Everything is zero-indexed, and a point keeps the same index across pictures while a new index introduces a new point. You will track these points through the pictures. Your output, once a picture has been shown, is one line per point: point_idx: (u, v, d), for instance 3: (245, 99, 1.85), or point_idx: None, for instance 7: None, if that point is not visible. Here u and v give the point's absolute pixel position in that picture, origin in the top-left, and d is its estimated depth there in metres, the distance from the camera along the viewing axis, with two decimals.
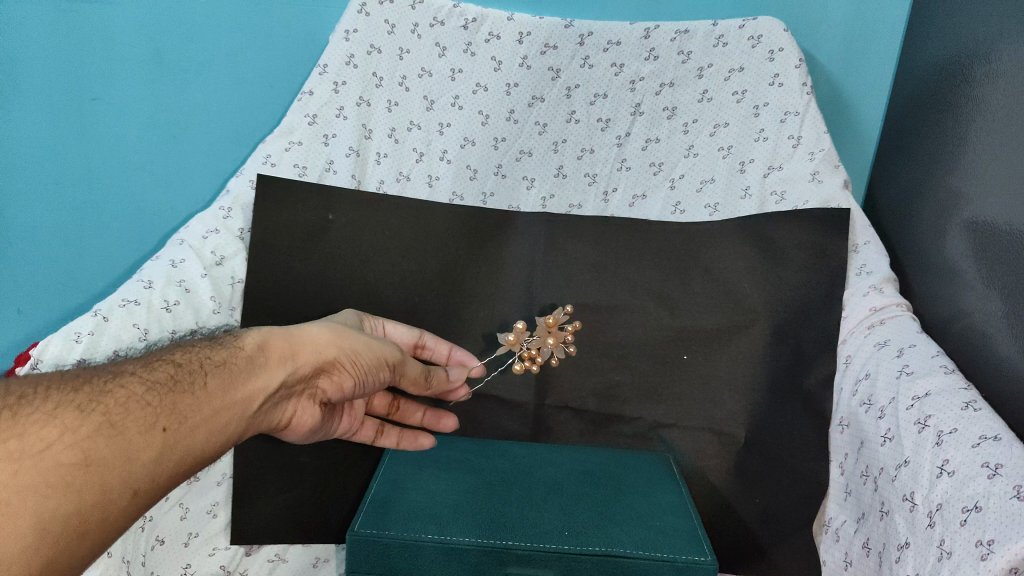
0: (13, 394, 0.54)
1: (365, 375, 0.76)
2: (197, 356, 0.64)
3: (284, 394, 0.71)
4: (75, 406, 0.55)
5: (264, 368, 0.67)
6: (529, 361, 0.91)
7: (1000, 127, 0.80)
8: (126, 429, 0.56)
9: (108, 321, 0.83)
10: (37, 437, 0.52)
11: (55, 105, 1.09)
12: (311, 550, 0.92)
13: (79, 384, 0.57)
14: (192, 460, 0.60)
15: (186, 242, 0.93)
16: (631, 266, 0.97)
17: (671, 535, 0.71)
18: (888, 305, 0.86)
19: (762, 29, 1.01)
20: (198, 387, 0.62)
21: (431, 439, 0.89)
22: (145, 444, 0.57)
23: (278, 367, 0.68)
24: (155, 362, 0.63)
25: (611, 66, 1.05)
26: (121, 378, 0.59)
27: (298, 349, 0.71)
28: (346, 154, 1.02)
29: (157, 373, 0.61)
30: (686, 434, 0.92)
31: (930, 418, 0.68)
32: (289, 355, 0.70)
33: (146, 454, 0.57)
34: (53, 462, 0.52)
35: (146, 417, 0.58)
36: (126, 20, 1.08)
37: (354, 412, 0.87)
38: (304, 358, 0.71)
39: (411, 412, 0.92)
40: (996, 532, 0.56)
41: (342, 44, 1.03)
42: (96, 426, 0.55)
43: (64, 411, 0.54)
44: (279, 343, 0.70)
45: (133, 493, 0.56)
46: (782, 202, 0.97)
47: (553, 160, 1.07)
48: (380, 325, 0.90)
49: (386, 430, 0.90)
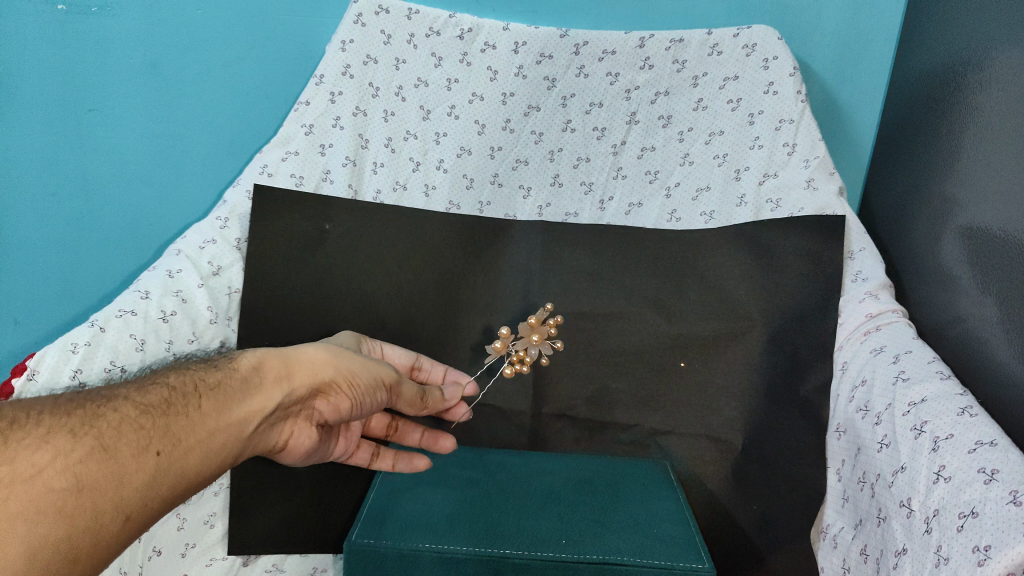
0: (6, 420, 0.54)
1: (361, 396, 0.75)
2: (192, 378, 0.65)
3: (280, 416, 0.71)
4: (67, 430, 0.55)
5: (260, 389, 0.67)
6: (518, 363, 0.91)
7: (994, 134, 0.81)
8: (118, 454, 0.56)
9: (105, 332, 0.80)
10: (27, 463, 0.52)
11: (52, 118, 1.10)
12: (308, 560, 0.92)
13: (71, 409, 0.57)
14: (186, 483, 0.60)
15: (183, 252, 0.91)
16: (629, 273, 0.98)
17: (669, 543, 0.71)
18: (883, 312, 0.85)
19: (756, 37, 1.02)
20: (192, 409, 0.62)
21: (427, 460, 0.86)
22: (137, 467, 0.56)
23: (273, 388, 0.68)
24: (149, 384, 0.63)
25: (606, 75, 1.06)
26: (114, 402, 0.59)
27: (293, 370, 0.71)
28: (342, 164, 1.02)
29: (150, 397, 0.61)
30: (683, 442, 0.92)
31: (926, 424, 0.68)
32: (285, 376, 0.70)
33: (139, 478, 0.56)
34: (44, 487, 0.52)
35: (140, 440, 0.58)
36: (123, 32, 1.08)
37: (348, 435, 0.87)
38: (299, 379, 0.71)
39: (407, 433, 0.91)
40: (992, 538, 0.55)
41: (338, 54, 1.04)
42: (87, 450, 0.55)
43: (56, 436, 0.54)
44: (274, 363, 0.70)
45: (125, 519, 0.55)
46: (778, 209, 0.97)
47: (549, 169, 1.08)
48: (377, 347, 0.91)
49: (381, 453, 0.88)
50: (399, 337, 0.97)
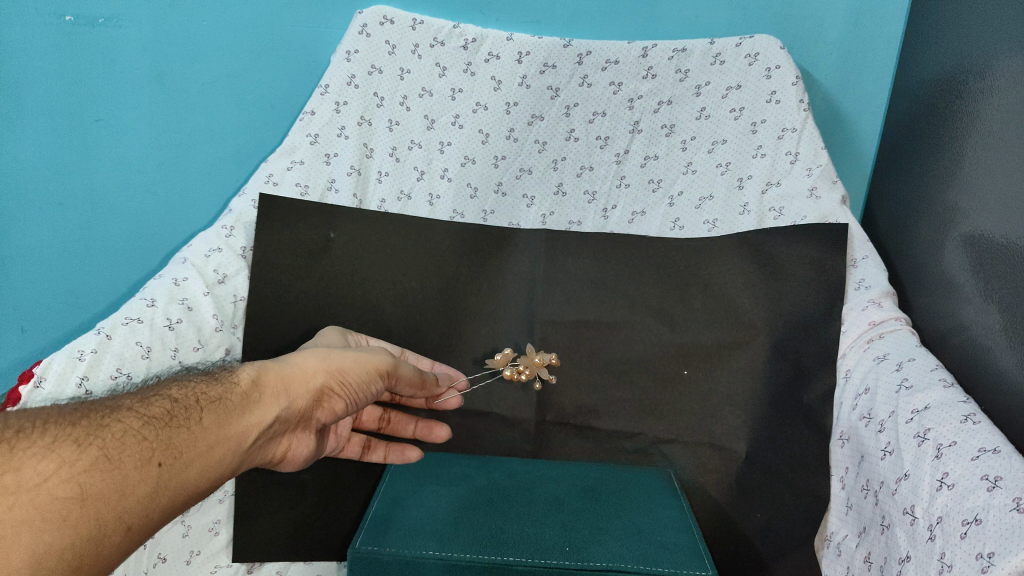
0: (11, 428, 0.54)
1: (357, 392, 0.77)
2: (193, 391, 0.65)
3: (279, 430, 0.72)
4: (72, 440, 0.56)
5: (260, 404, 0.68)
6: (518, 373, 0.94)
7: (996, 142, 0.81)
8: (121, 464, 0.56)
9: (111, 339, 0.79)
10: (33, 471, 0.52)
11: (58, 127, 1.10)
12: (312, 568, 0.91)
13: (76, 418, 0.58)
14: (185, 496, 0.60)
15: (189, 261, 0.91)
16: (631, 281, 0.99)
17: (672, 550, 0.71)
18: (886, 319, 0.85)
19: (759, 47, 1.02)
20: (193, 422, 0.62)
21: (419, 453, 0.90)
22: (140, 479, 0.57)
23: (272, 402, 0.69)
24: (153, 397, 0.63)
25: (610, 85, 1.06)
26: (118, 413, 0.60)
27: (291, 383, 0.71)
28: (347, 173, 1.03)
29: (153, 408, 0.62)
30: (687, 450, 0.92)
31: (929, 431, 0.68)
32: (283, 389, 0.70)
33: (141, 489, 0.57)
34: (49, 496, 0.52)
35: (143, 451, 0.58)
36: (130, 43, 1.08)
37: (339, 433, 0.88)
38: (297, 392, 0.71)
39: (400, 424, 0.94)
40: (996, 545, 0.56)
41: (344, 65, 1.05)
42: (92, 460, 0.55)
43: (61, 445, 0.55)
44: (272, 377, 0.70)
45: (126, 529, 0.56)
46: (781, 218, 0.98)
47: (553, 178, 1.08)
48: (364, 339, 0.93)
49: (372, 445, 0.91)
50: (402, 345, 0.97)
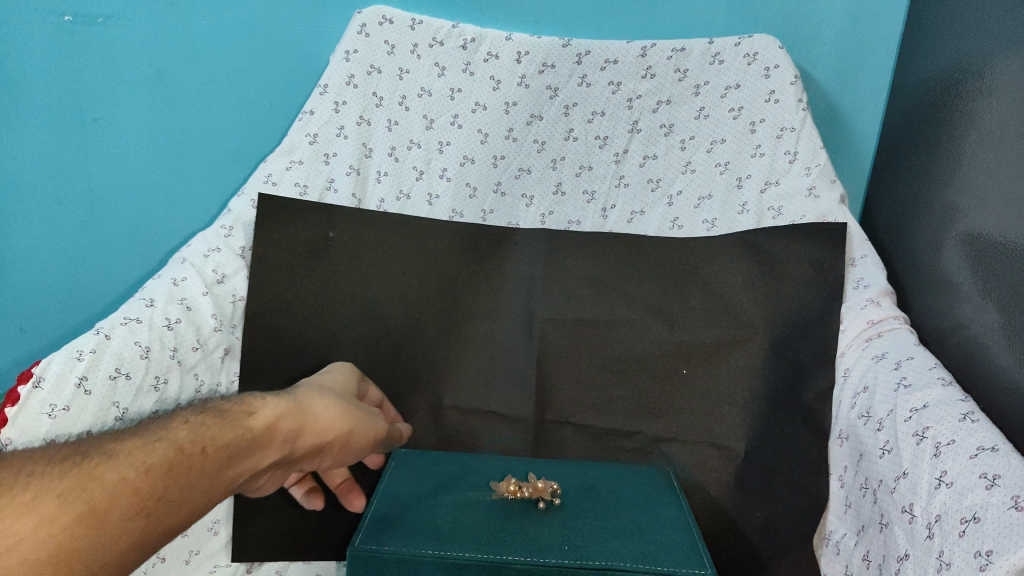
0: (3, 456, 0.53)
1: (352, 455, 0.73)
2: (205, 433, 0.60)
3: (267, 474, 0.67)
4: (58, 473, 0.52)
5: (267, 455, 0.63)
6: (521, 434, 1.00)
7: (994, 141, 0.81)
8: (108, 520, 0.51)
9: (110, 339, 0.76)
10: (28, 486, 0.50)
11: (57, 127, 1.10)
12: (312, 568, 0.90)
13: (63, 457, 0.54)
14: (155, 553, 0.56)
15: (187, 260, 0.89)
16: (631, 281, 0.99)
17: (672, 549, 0.71)
18: (885, 318, 0.85)
19: (758, 46, 1.02)
20: (196, 474, 0.57)
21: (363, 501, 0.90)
22: (122, 533, 0.52)
23: (279, 454, 0.65)
24: (153, 436, 0.58)
25: (608, 84, 1.06)
26: (113, 457, 0.55)
27: (304, 434, 0.67)
28: (346, 172, 1.03)
29: (156, 452, 0.57)
30: (686, 448, 0.93)
31: (928, 429, 0.68)
32: (295, 434, 0.66)
33: (119, 544, 0.52)
34: (43, 512, 0.49)
35: (134, 504, 0.53)
36: (128, 43, 1.08)
37: None
38: (307, 445, 0.67)
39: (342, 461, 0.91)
40: (994, 543, 0.56)
41: (343, 65, 1.04)
42: (78, 485, 0.52)
43: (44, 481, 0.51)
44: (290, 423, 0.66)
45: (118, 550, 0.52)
46: (779, 217, 0.98)
47: (551, 178, 1.08)
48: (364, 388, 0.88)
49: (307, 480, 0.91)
50: (402, 344, 0.98)
